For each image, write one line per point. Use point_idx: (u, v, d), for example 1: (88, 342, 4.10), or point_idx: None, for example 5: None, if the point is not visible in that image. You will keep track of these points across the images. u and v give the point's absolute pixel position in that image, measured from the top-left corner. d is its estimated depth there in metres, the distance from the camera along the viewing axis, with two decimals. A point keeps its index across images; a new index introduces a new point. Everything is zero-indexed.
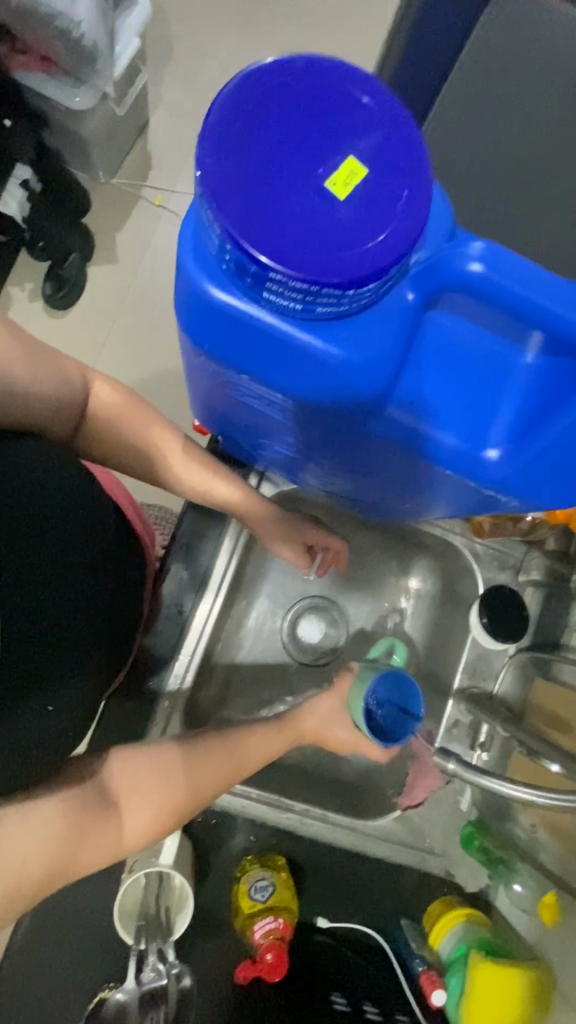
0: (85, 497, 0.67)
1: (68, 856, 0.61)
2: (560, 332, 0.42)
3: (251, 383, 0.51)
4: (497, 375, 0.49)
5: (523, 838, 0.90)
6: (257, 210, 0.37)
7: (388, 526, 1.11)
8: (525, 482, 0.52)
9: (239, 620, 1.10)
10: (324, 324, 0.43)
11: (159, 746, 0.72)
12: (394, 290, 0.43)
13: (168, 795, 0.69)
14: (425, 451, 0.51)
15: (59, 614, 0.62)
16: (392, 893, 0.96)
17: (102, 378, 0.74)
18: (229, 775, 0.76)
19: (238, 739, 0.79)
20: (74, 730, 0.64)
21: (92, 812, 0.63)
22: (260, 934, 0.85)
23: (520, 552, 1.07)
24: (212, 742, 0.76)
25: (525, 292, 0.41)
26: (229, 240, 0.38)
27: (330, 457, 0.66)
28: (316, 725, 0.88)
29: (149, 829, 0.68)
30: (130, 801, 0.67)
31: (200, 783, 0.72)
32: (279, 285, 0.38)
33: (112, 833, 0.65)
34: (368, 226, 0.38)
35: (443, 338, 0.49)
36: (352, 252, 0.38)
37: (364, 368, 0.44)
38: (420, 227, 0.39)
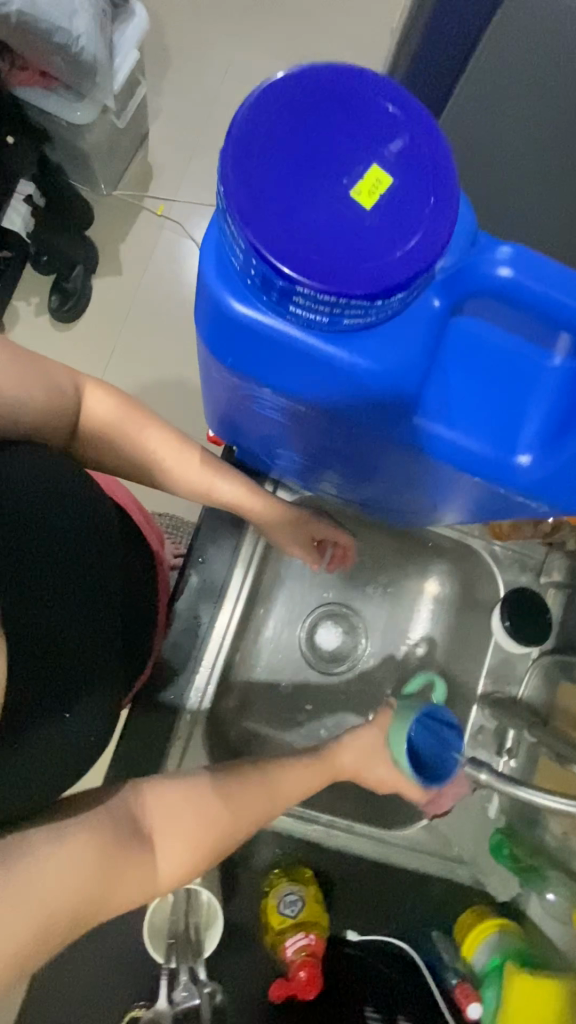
0: (93, 519, 0.66)
1: (103, 892, 0.59)
2: None
3: (274, 396, 0.50)
4: (523, 382, 0.48)
5: (552, 843, 0.89)
6: (283, 223, 0.37)
7: (402, 529, 1.11)
8: (557, 488, 0.50)
9: (257, 630, 1.09)
10: (349, 335, 0.42)
11: (198, 781, 0.71)
12: (420, 299, 0.42)
13: (205, 831, 0.68)
14: (451, 460, 0.50)
15: (72, 630, 0.63)
16: (422, 903, 0.94)
17: (93, 384, 0.74)
18: (267, 810, 0.74)
19: (273, 771, 0.77)
20: (91, 744, 0.64)
21: (125, 842, 0.62)
22: (293, 950, 0.83)
23: (540, 553, 1.06)
24: (248, 774, 0.74)
25: (554, 296, 0.40)
26: (254, 254, 0.37)
27: (351, 464, 0.66)
28: (354, 761, 0.84)
29: (184, 868, 0.67)
30: (165, 838, 0.66)
31: (237, 820, 0.71)
32: (306, 299, 0.38)
33: (147, 869, 0.64)
34: (394, 236, 0.37)
35: (467, 344, 0.48)
36: (380, 263, 0.37)
37: (391, 377, 0.43)
38: (448, 235, 0.38)
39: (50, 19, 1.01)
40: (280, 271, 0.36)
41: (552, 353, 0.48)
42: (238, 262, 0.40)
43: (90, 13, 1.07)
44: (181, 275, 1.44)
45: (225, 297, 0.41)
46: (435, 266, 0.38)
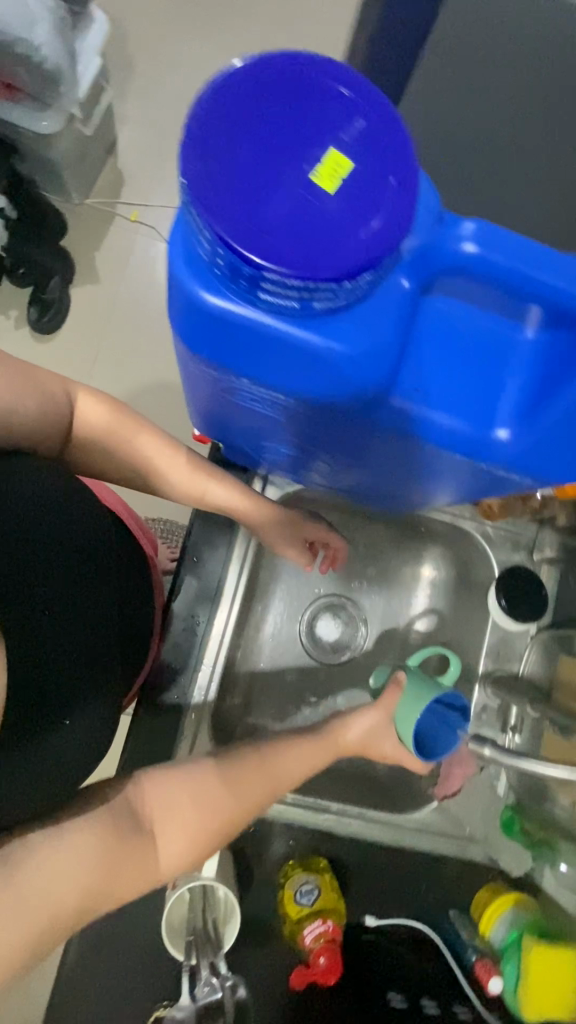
0: (90, 526, 0.68)
1: (102, 884, 0.60)
2: (557, 304, 0.42)
3: (252, 386, 0.51)
4: (497, 357, 0.49)
5: (563, 816, 0.90)
6: (247, 211, 0.37)
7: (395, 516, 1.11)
8: (537, 459, 0.51)
9: (256, 625, 1.09)
10: (321, 319, 0.42)
11: (197, 765, 0.71)
12: (389, 280, 0.43)
13: (207, 815, 0.69)
14: (431, 439, 0.51)
15: (70, 637, 0.64)
16: (436, 884, 0.95)
17: (84, 392, 0.74)
18: (271, 792, 0.74)
19: (274, 751, 0.77)
20: (92, 748, 0.64)
21: (129, 837, 0.63)
22: (311, 939, 0.83)
23: (531, 531, 1.07)
24: (250, 756, 0.75)
25: (519, 269, 0.41)
26: (220, 244, 0.37)
27: (335, 451, 0.66)
28: (362, 738, 0.85)
29: (186, 853, 0.68)
30: (166, 824, 0.67)
31: (240, 803, 0.71)
32: (275, 285, 0.38)
33: (149, 857, 0.65)
34: (358, 218, 0.38)
35: (440, 323, 0.48)
36: (346, 245, 0.38)
37: (365, 359, 0.44)
38: (410, 214, 0.38)
39: (11, 32, 1.01)
40: (248, 258, 0.37)
41: (524, 326, 0.49)
42: (205, 253, 0.40)
43: (48, 20, 1.05)
44: (158, 279, 1.44)
45: (195, 289, 0.42)
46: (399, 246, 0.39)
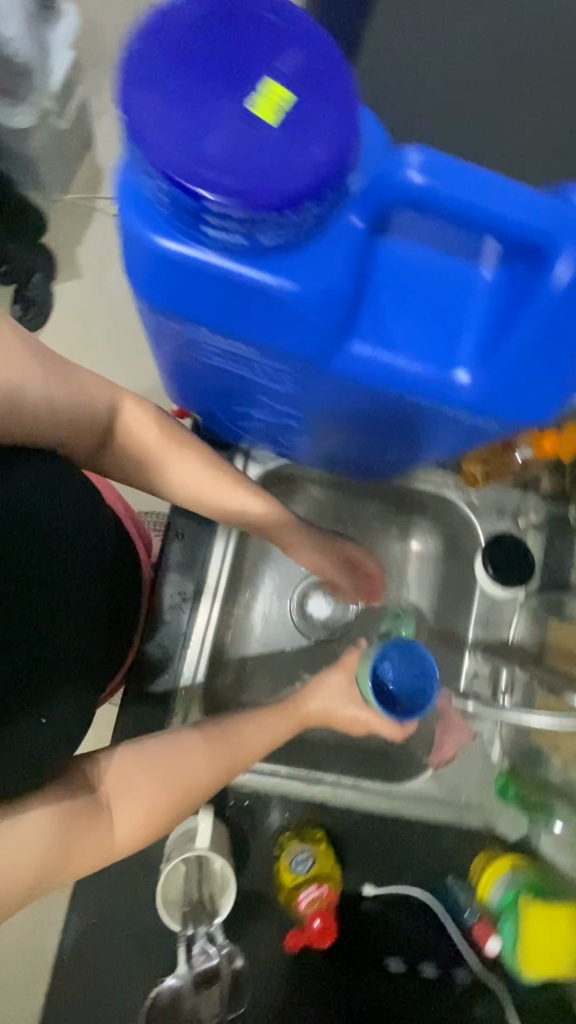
0: (80, 519, 0.71)
1: (57, 858, 0.63)
2: (507, 232, 0.42)
3: (211, 337, 0.50)
4: (455, 297, 0.49)
5: (557, 779, 0.91)
6: (187, 141, 0.37)
7: (382, 491, 1.11)
8: (501, 401, 0.50)
9: (246, 605, 1.10)
10: (270, 257, 0.42)
11: (154, 742, 0.74)
12: (338, 215, 0.43)
13: (164, 791, 0.71)
14: (392, 387, 0.50)
15: (50, 629, 0.67)
16: (435, 854, 0.95)
17: (131, 400, 0.76)
18: (232, 767, 0.77)
19: (234, 726, 0.79)
20: (69, 738, 0.68)
21: (86, 813, 0.66)
22: (306, 903, 0.84)
23: (515, 497, 1.06)
24: (210, 733, 0.77)
25: (465, 197, 0.41)
26: (162, 175, 0.37)
27: (307, 413, 0.65)
28: (322, 706, 0.86)
29: (145, 828, 0.70)
30: (123, 801, 0.69)
31: (198, 778, 0.73)
32: (218, 216, 0.38)
33: (105, 832, 0.67)
34: (299, 147, 0.38)
35: (396, 265, 0.48)
36: (285, 173, 0.38)
37: (316, 296, 0.44)
38: (351, 143, 0.39)
39: None
40: (188, 187, 0.37)
41: (480, 265, 0.49)
42: (150, 190, 0.40)
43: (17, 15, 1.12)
44: None
45: (143, 228, 0.42)
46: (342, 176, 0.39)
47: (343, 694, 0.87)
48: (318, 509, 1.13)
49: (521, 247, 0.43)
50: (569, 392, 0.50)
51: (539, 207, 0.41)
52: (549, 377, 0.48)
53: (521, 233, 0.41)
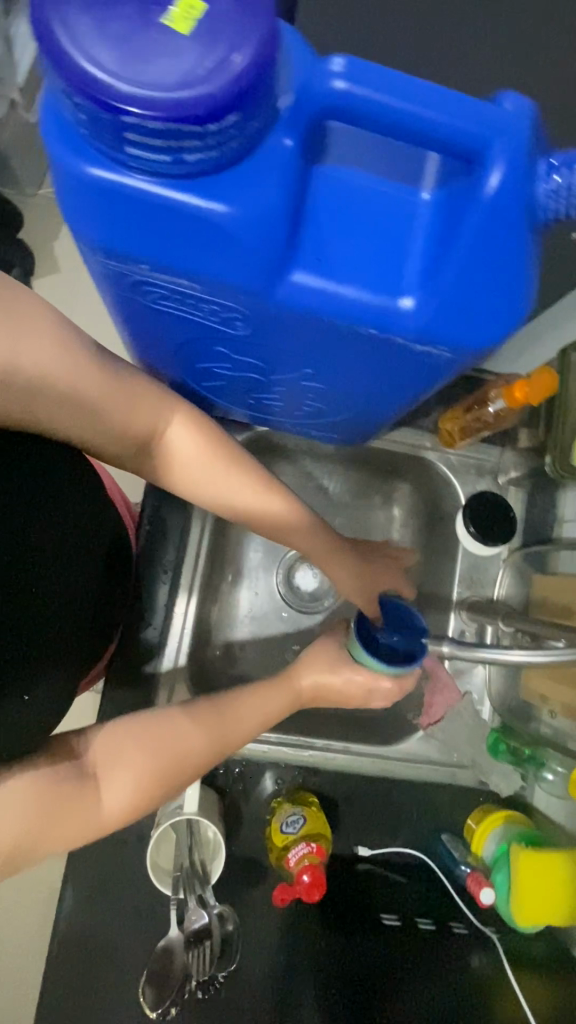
0: (74, 504, 0.71)
1: (43, 823, 0.62)
2: (434, 137, 0.41)
3: (154, 276, 0.50)
4: (397, 220, 0.48)
5: (549, 731, 0.89)
6: (100, 53, 0.37)
7: (364, 458, 1.10)
8: (450, 324, 0.49)
9: (233, 581, 1.10)
10: (200, 180, 0.42)
11: (139, 718, 0.73)
12: (269, 137, 0.43)
13: (151, 764, 0.70)
14: (339, 318, 0.50)
15: (37, 606, 0.66)
16: (427, 812, 0.95)
17: (180, 412, 0.71)
18: (221, 744, 0.75)
19: (224, 702, 0.78)
20: (52, 714, 0.68)
21: (74, 777, 0.66)
22: (295, 861, 0.83)
23: (495, 454, 1.04)
24: (198, 709, 0.76)
25: (389, 100, 0.40)
26: (78, 92, 0.37)
27: (267, 363, 0.65)
28: (312, 679, 0.84)
29: (133, 802, 0.69)
30: (110, 770, 0.68)
31: (184, 753, 0.72)
32: (138, 130, 0.38)
33: (92, 801, 0.66)
34: (215, 55, 0.38)
35: (335, 189, 0.48)
36: (206, 82, 0.37)
37: (249, 218, 0.43)
38: (267, 51, 0.38)
39: None
40: (104, 100, 0.37)
41: (420, 186, 0.48)
42: (71, 114, 0.40)
43: None
44: None
45: (69, 156, 0.42)
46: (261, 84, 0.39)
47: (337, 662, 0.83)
48: (299, 481, 1.12)
49: (452, 152, 0.42)
50: (518, 312, 0.49)
51: (469, 110, 0.41)
52: (494, 296, 0.48)
53: (452, 139, 0.41)
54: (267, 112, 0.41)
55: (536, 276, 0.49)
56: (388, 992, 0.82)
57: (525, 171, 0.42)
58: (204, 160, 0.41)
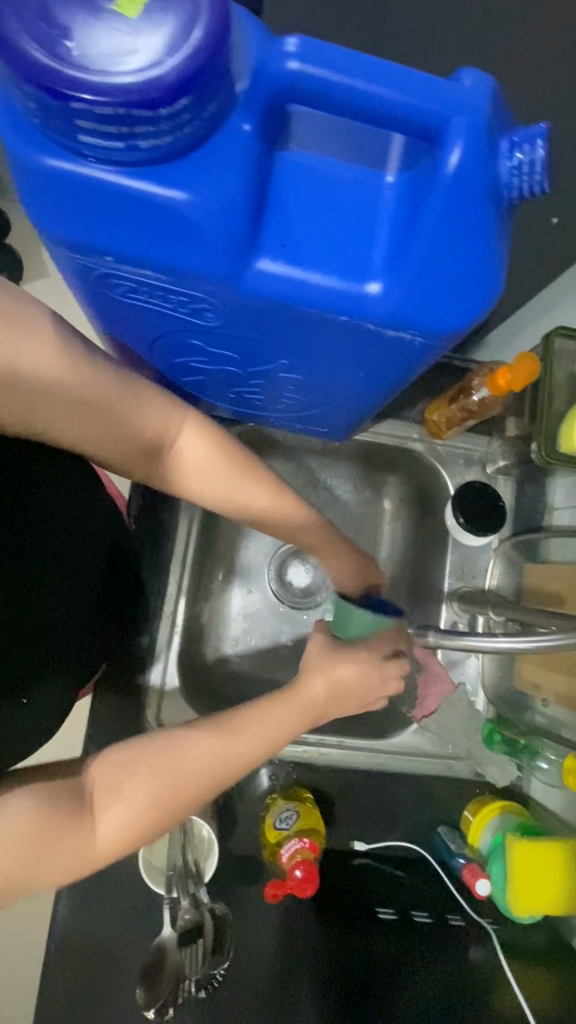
0: (71, 514, 0.72)
1: (36, 866, 0.56)
2: (390, 117, 0.41)
3: (120, 269, 0.50)
4: (362, 203, 0.47)
5: (543, 720, 0.88)
6: (48, 40, 0.37)
7: (354, 451, 1.09)
8: (418, 310, 0.48)
9: (223, 580, 1.07)
10: (156, 169, 0.42)
11: (139, 746, 0.64)
12: (227, 122, 0.43)
13: (151, 800, 0.61)
14: (307, 303, 0.49)
15: (41, 616, 0.68)
16: (423, 804, 0.95)
17: (192, 421, 0.70)
18: (230, 771, 0.65)
19: (232, 722, 0.67)
20: (48, 715, 0.73)
21: (69, 815, 0.58)
22: (288, 857, 0.82)
23: (483, 444, 1.04)
24: (203, 734, 0.65)
25: (342, 82, 0.40)
26: (27, 81, 0.37)
27: (242, 355, 0.64)
28: (325, 685, 0.72)
29: (131, 829, 0.61)
30: (107, 807, 0.60)
31: (190, 785, 0.63)
32: (89, 118, 0.38)
33: (88, 841, 0.59)
34: (165, 40, 0.37)
35: (299, 174, 0.47)
36: (155, 66, 0.37)
37: (208, 207, 0.43)
38: (216, 32, 0.38)
39: None
40: (53, 89, 0.37)
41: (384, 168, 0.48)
42: (24, 105, 0.40)
43: None
44: None
45: (25, 148, 0.41)
46: (212, 67, 0.38)
47: (337, 652, 0.74)
48: (293, 477, 1.11)
49: (409, 131, 0.42)
50: (488, 292, 0.49)
51: (429, 88, 0.41)
52: (462, 277, 0.47)
53: (409, 118, 0.41)
54: (223, 98, 0.41)
55: (504, 255, 0.48)
56: (387, 991, 0.77)
57: (487, 148, 0.42)
58: (158, 145, 0.40)
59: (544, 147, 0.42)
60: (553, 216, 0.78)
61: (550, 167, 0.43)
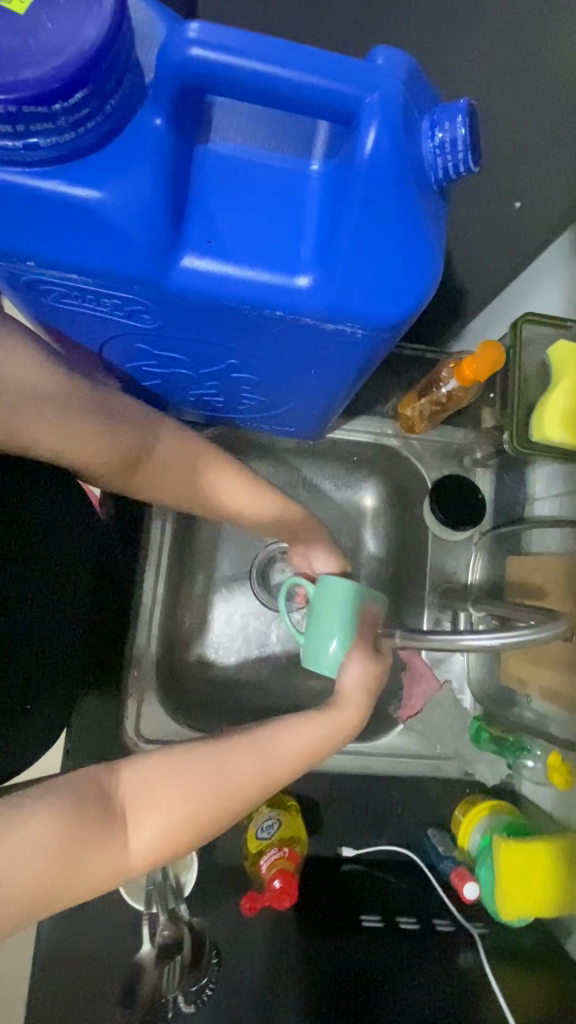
0: (78, 540, 0.73)
1: (61, 875, 0.54)
2: (299, 101, 0.41)
3: (46, 275, 0.48)
4: (289, 196, 0.46)
5: (531, 717, 0.85)
6: None
7: (331, 448, 1.04)
8: (354, 300, 0.46)
9: (195, 588, 1.00)
10: (67, 171, 0.42)
11: (171, 753, 0.62)
12: (138, 117, 0.42)
13: (185, 812, 0.59)
14: (240, 301, 0.47)
15: (49, 635, 0.69)
16: (414, 806, 0.93)
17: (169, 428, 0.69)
18: (263, 784, 0.63)
19: (265, 732, 0.66)
20: (52, 721, 0.72)
21: (96, 826, 0.56)
22: (267, 867, 0.81)
23: (461, 435, 1.01)
24: (235, 745, 0.63)
25: (245, 65, 0.39)
26: None
27: (192, 356, 0.63)
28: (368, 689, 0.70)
29: (164, 843, 0.59)
30: (140, 816, 0.58)
31: (226, 795, 0.61)
32: None
33: (119, 851, 0.57)
34: (56, 36, 0.37)
35: (222, 167, 0.46)
36: (44, 62, 0.36)
37: (122, 205, 0.42)
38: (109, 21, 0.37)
39: None
40: None
41: (311, 157, 0.46)
42: None
43: None
44: None
45: None
46: (110, 60, 0.38)
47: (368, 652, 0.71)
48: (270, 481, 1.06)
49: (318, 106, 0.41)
50: (428, 277, 0.46)
51: (340, 70, 0.40)
52: (398, 263, 0.45)
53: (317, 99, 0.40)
54: (128, 92, 0.40)
55: (441, 240, 0.47)
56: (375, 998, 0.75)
57: (404, 130, 0.42)
58: (58, 144, 0.39)
59: (464, 124, 0.42)
60: (517, 200, 0.74)
61: (473, 142, 0.43)
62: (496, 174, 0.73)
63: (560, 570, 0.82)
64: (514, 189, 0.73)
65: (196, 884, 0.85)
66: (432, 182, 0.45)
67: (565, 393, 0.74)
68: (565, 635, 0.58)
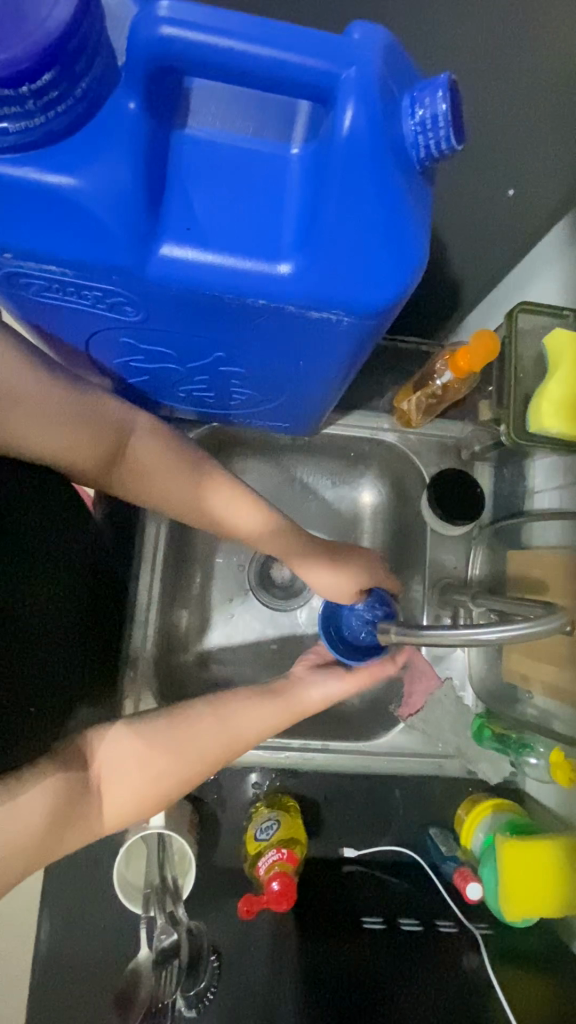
0: (74, 541, 0.71)
1: (49, 845, 0.57)
2: (272, 78, 0.40)
3: (25, 267, 0.47)
4: (270, 182, 0.45)
5: (534, 714, 0.82)
6: None
7: (328, 443, 1.02)
8: (337, 286, 0.45)
9: (193, 590, 0.99)
10: (41, 158, 0.41)
11: (146, 723, 0.65)
12: (112, 102, 0.41)
13: (153, 779, 0.63)
14: (221, 290, 0.46)
15: (48, 628, 0.67)
16: (417, 809, 0.91)
17: (142, 423, 0.67)
18: (226, 751, 0.67)
19: (231, 705, 0.68)
20: (53, 715, 0.66)
21: (76, 803, 0.59)
22: (265, 869, 0.79)
23: (459, 429, 1.00)
24: (202, 712, 0.67)
25: (216, 46, 0.39)
26: None
27: (181, 350, 0.62)
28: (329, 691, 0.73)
29: (135, 806, 0.63)
30: (113, 784, 0.62)
31: (190, 762, 0.65)
32: None
33: (92, 822, 0.61)
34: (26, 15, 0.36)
35: (200, 152, 0.45)
36: (7, 44, 0.36)
37: (100, 191, 0.41)
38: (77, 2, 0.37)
39: None
40: None
41: (290, 142, 0.45)
42: None
43: None
44: None
45: None
46: (80, 42, 0.38)
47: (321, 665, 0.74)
48: (269, 482, 1.05)
49: (290, 79, 0.40)
50: (414, 262, 0.45)
51: (315, 47, 0.40)
52: (381, 247, 0.44)
53: (293, 78, 0.40)
54: (100, 76, 0.40)
55: (425, 223, 0.46)
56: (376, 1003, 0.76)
57: (383, 110, 0.41)
58: (28, 129, 0.39)
59: (445, 99, 0.41)
60: (510, 185, 0.73)
61: (454, 119, 0.41)
62: (486, 166, 0.71)
63: (561, 565, 0.80)
64: (506, 177, 0.72)
65: (194, 888, 0.84)
66: (414, 162, 0.44)
67: (560, 384, 0.72)
68: (564, 630, 0.55)
